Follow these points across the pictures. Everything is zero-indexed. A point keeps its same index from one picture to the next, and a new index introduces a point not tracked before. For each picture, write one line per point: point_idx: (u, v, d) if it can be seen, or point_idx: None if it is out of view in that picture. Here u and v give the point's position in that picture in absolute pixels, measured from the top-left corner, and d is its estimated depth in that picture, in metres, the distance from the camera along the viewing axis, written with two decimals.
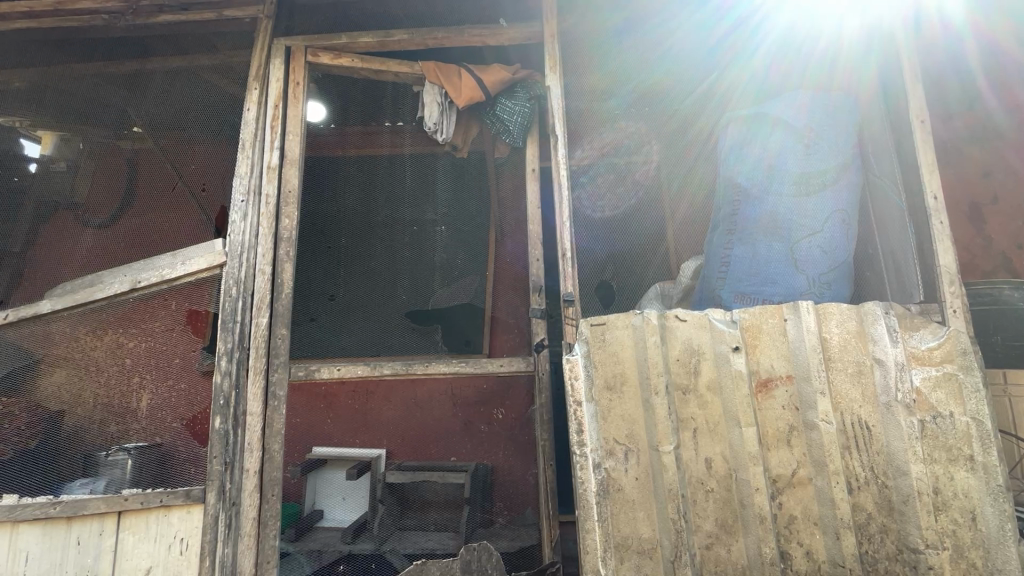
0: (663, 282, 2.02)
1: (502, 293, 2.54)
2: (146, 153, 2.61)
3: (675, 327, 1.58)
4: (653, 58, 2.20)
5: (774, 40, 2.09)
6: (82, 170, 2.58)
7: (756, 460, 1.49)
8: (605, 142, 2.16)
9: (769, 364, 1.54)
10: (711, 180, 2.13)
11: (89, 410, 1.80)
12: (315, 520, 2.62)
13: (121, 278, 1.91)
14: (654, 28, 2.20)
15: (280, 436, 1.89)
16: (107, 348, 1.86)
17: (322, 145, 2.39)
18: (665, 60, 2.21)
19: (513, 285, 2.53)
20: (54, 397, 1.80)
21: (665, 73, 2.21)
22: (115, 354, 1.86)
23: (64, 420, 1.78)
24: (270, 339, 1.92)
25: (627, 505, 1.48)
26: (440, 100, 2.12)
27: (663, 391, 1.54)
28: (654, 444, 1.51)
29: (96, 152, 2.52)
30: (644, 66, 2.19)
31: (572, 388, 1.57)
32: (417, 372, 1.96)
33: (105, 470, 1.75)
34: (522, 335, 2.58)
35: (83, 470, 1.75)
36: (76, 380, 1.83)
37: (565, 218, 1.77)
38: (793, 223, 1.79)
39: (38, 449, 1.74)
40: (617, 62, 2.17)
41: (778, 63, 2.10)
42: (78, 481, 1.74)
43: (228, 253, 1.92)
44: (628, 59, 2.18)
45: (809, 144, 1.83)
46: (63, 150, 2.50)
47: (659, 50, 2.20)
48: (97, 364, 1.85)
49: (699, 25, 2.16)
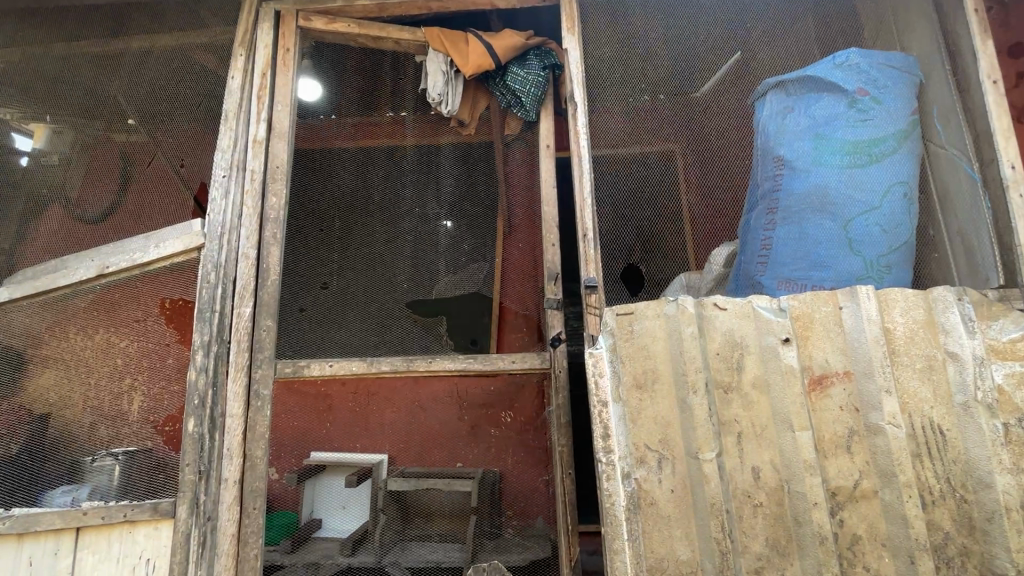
0: (689, 272, 1.80)
1: (513, 276, 2.06)
2: (140, 146, 2.30)
3: (715, 317, 1.38)
4: (661, 45, 1.89)
5: (800, 22, 1.87)
6: (73, 165, 2.25)
7: (814, 470, 1.27)
8: (625, 117, 1.85)
9: (824, 358, 1.34)
10: (721, 165, 1.83)
11: (70, 415, 1.66)
12: (313, 530, 2.38)
13: (87, 263, 1.73)
14: (672, 9, 1.90)
15: (263, 441, 1.67)
16: (97, 348, 1.71)
17: (319, 135, 2.10)
18: (676, 41, 1.89)
19: (532, 268, 2.02)
20: (41, 399, 1.66)
21: (675, 57, 1.89)
22: (104, 354, 1.71)
23: (51, 422, 1.65)
24: (254, 332, 1.72)
25: (661, 522, 1.28)
26: (445, 69, 1.94)
27: (702, 389, 1.33)
28: (691, 451, 1.30)
29: (92, 146, 2.28)
30: (654, 51, 1.89)
31: (597, 386, 1.37)
32: (419, 370, 1.72)
33: (91, 476, 1.62)
34: (532, 337, 2.03)
35: (68, 476, 1.62)
36: (58, 381, 1.67)
37: (586, 192, 1.58)
38: (848, 198, 1.49)
39: (14, 457, 1.62)
40: (632, 42, 1.89)
41: (800, 49, 1.86)
42: (61, 488, 1.60)
43: (206, 234, 1.73)
44: (640, 48, 1.89)
45: (864, 108, 1.52)
46: (55, 143, 2.26)
47: (670, 33, 1.90)
48: (81, 361, 1.70)
49: (718, 11, 1.90)
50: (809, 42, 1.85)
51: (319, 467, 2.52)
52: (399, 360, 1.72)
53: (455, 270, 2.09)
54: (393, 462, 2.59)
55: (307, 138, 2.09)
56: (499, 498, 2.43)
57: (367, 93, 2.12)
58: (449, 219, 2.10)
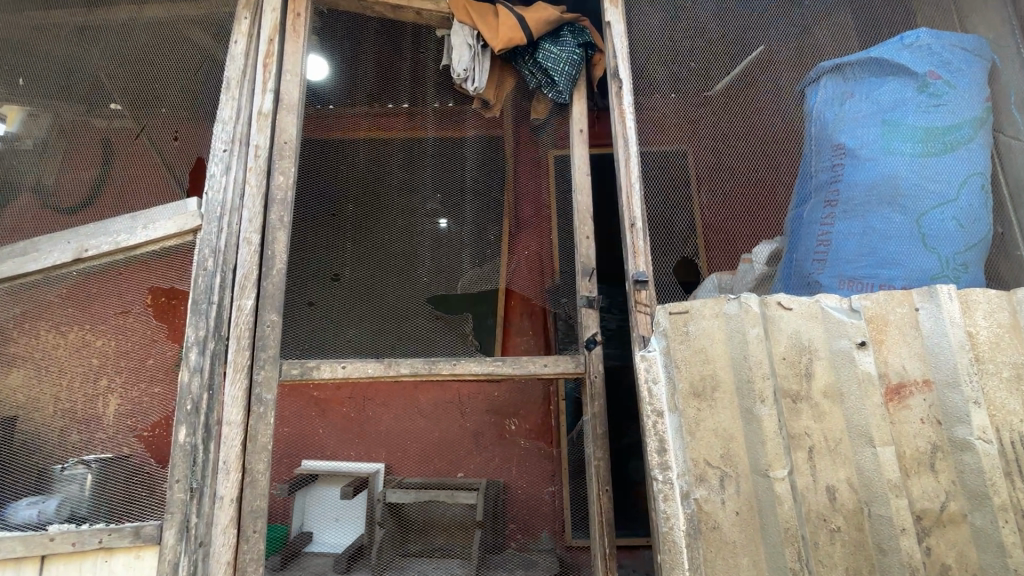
0: (721, 271, 1.67)
1: (522, 269, 1.90)
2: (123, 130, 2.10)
3: (780, 317, 1.23)
4: (713, 21, 1.74)
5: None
6: (50, 152, 2.04)
7: (898, 491, 1.13)
8: (675, 98, 1.69)
9: (901, 364, 1.20)
10: (773, 152, 1.68)
11: (49, 417, 1.50)
12: (304, 545, 2.14)
13: (63, 247, 1.54)
14: None
15: (267, 453, 1.46)
16: (70, 346, 1.54)
17: (333, 126, 1.94)
18: (728, 17, 1.75)
19: (538, 268, 1.88)
20: (8, 401, 1.48)
21: (727, 34, 1.73)
22: (80, 353, 1.54)
23: (19, 427, 1.48)
24: (256, 327, 1.51)
25: (726, 549, 1.12)
26: (471, 43, 1.79)
27: (770, 398, 1.18)
28: (760, 468, 1.15)
29: (69, 130, 2.05)
30: (703, 26, 1.74)
31: (650, 394, 1.23)
32: (443, 373, 1.54)
33: (60, 486, 1.45)
34: (540, 342, 1.98)
35: (35, 487, 1.45)
36: (35, 381, 1.51)
37: (633, 178, 1.46)
38: (919, 189, 1.37)
39: None
40: (684, 19, 1.73)
41: (864, 25, 1.71)
42: (25, 499, 1.44)
43: (203, 215, 1.55)
44: (691, 24, 1.73)
45: (936, 92, 1.40)
46: (32, 126, 2.04)
47: (718, 9, 1.75)
48: (59, 364, 1.53)
49: None
50: (871, 19, 1.71)
51: (312, 477, 2.19)
52: (420, 360, 1.54)
53: (480, 262, 1.90)
54: (392, 471, 2.24)
55: (316, 128, 1.92)
56: (503, 510, 2.19)
57: (385, 65, 1.97)
58: (444, 216, 1.93)
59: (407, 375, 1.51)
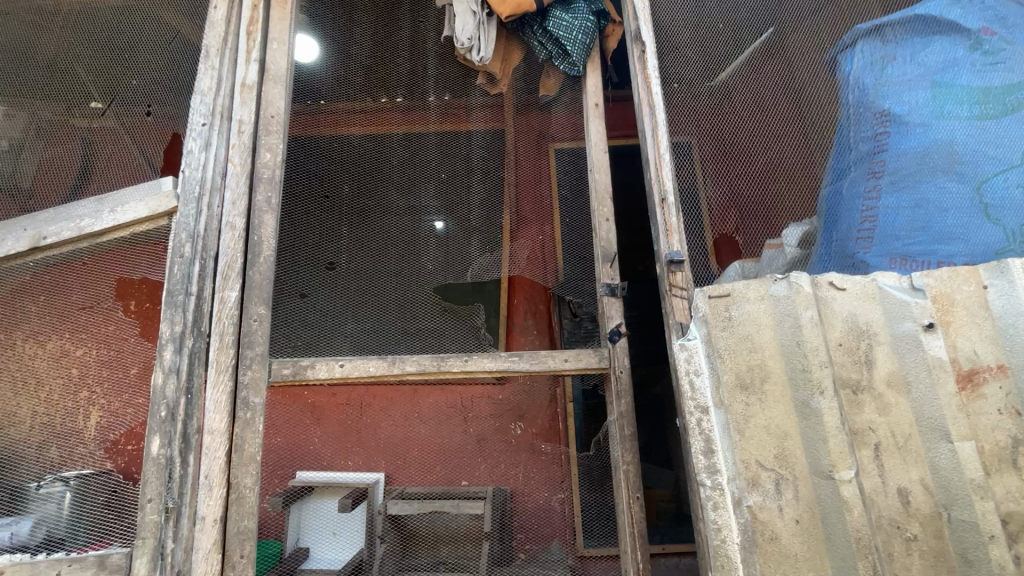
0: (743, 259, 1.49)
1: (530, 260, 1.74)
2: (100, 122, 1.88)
3: (833, 298, 1.09)
4: None
5: None
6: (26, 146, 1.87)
7: (981, 492, 0.99)
8: (704, 64, 1.57)
9: (971, 348, 1.05)
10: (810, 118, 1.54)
11: (27, 431, 1.35)
12: (299, 562, 1.91)
13: (17, 233, 1.34)
14: None
15: (254, 466, 1.30)
16: (49, 356, 1.42)
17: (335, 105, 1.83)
18: None
19: (542, 258, 1.72)
20: None
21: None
22: (59, 363, 1.41)
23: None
24: (242, 322, 1.36)
25: (784, 563, 0.98)
26: (475, 10, 1.63)
27: (829, 389, 1.04)
28: (822, 470, 1.01)
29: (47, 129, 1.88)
30: None
31: (691, 388, 1.09)
32: (453, 371, 1.38)
33: (36, 506, 1.30)
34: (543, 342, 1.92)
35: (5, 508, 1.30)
36: (9, 393, 1.38)
37: (661, 151, 1.33)
38: (976, 155, 1.24)
39: None
40: None
41: None
42: None
43: (179, 197, 1.39)
44: None
45: (992, 49, 1.31)
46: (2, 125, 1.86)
47: None
48: (37, 376, 1.40)
49: None
50: None
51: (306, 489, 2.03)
52: (427, 357, 1.38)
53: (491, 248, 1.78)
54: (392, 480, 2.07)
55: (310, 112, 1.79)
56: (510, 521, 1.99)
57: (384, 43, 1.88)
58: (439, 205, 1.80)
59: (414, 373, 1.36)
